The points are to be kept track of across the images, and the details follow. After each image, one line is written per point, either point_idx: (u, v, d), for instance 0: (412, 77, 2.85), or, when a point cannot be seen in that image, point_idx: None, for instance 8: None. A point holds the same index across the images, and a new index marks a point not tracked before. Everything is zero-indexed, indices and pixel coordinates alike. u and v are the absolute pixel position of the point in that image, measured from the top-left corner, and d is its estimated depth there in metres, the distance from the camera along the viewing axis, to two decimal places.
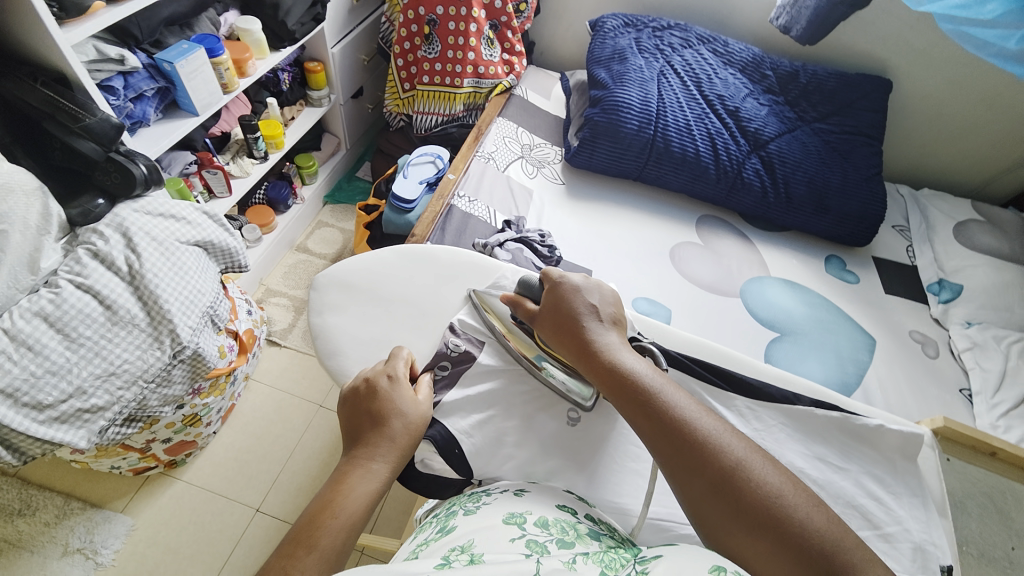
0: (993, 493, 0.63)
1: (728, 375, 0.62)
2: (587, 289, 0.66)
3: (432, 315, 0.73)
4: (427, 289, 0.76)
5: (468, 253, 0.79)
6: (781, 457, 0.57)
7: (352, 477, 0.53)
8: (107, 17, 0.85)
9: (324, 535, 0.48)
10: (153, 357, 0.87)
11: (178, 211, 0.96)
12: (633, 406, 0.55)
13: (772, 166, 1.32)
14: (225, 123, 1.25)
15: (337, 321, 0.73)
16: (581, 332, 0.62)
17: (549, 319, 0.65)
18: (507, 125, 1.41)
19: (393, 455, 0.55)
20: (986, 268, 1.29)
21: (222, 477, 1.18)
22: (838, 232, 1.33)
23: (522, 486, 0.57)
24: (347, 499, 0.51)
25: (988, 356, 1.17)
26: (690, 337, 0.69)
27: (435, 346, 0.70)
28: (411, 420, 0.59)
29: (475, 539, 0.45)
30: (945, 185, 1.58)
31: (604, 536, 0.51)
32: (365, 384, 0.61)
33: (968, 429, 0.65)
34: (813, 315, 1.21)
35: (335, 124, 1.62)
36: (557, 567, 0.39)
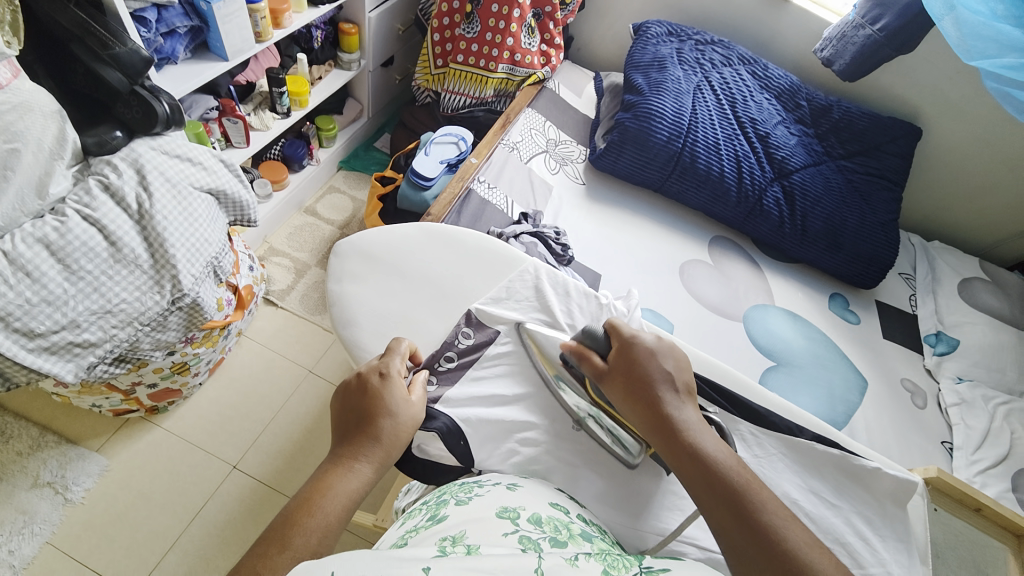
0: (974, 549, 0.63)
1: (735, 399, 0.62)
2: (660, 352, 0.59)
3: (445, 297, 0.72)
4: (443, 271, 0.75)
5: (492, 240, 0.78)
6: (776, 486, 0.57)
7: (333, 475, 0.49)
8: None
9: (298, 534, 0.44)
10: (151, 300, 0.85)
11: (195, 154, 0.93)
12: (719, 504, 0.49)
13: (793, 197, 1.32)
14: (252, 73, 1.23)
15: (349, 290, 0.72)
16: (657, 402, 0.56)
17: (623, 377, 0.58)
18: (535, 117, 1.39)
19: (377, 455, 0.51)
20: (985, 327, 1.31)
21: (203, 431, 1.17)
22: (847, 272, 1.34)
23: (515, 481, 0.56)
24: (325, 498, 0.47)
25: (974, 414, 1.19)
26: (704, 356, 0.68)
27: (444, 335, 0.69)
28: (402, 422, 0.54)
29: (468, 530, 0.45)
30: (956, 239, 1.59)
31: (595, 538, 0.50)
32: (356, 378, 0.56)
33: (958, 482, 0.66)
34: (811, 350, 1.22)
35: (361, 90, 1.59)
36: (558, 563, 0.39)
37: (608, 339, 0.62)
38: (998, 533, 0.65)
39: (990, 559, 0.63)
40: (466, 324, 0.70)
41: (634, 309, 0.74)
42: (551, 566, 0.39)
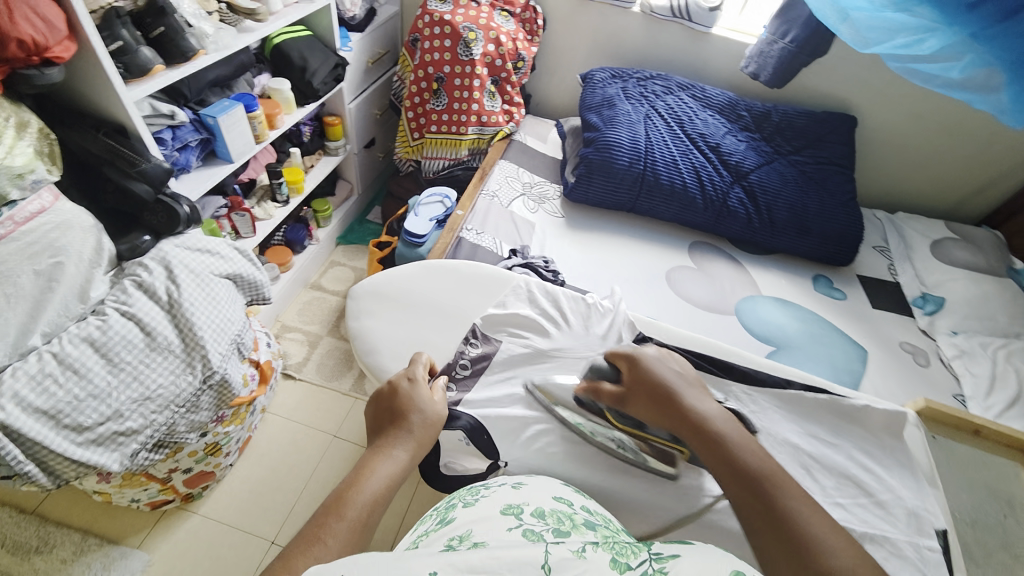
0: (986, 469, 0.67)
1: (722, 363, 0.68)
2: (667, 358, 0.65)
3: (455, 318, 0.79)
4: (451, 296, 0.82)
5: (487, 265, 0.86)
6: (778, 435, 0.62)
7: (374, 459, 0.54)
8: (166, 78, 0.98)
9: (349, 506, 0.49)
10: (185, 381, 0.93)
11: (212, 246, 1.04)
12: (736, 483, 0.53)
13: (754, 194, 1.44)
14: (252, 171, 1.33)
15: (371, 324, 0.80)
16: (674, 398, 0.60)
17: (640, 385, 0.62)
18: (509, 166, 1.54)
19: (411, 438, 0.58)
20: (965, 281, 1.37)
21: (237, 509, 1.19)
22: (821, 252, 1.43)
23: (519, 479, 0.58)
24: (370, 478, 0.52)
25: (977, 362, 1.23)
26: (689, 335, 0.75)
27: (453, 349, 0.75)
28: (429, 416, 0.60)
29: (473, 529, 0.46)
30: (919, 207, 1.70)
31: (599, 526, 0.50)
32: (387, 385, 0.63)
33: (949, 410, 0.71)
34: (805, 329, 1.28)
35: (349, 171, 1.75)
36: (566, 556, 0.40)
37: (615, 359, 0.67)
38: (1001, 450, 0.69)
39: (1000, 478, 0.66)
40: (473, 337, 0.76)
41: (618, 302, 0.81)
42: (558, 561, 0.39)
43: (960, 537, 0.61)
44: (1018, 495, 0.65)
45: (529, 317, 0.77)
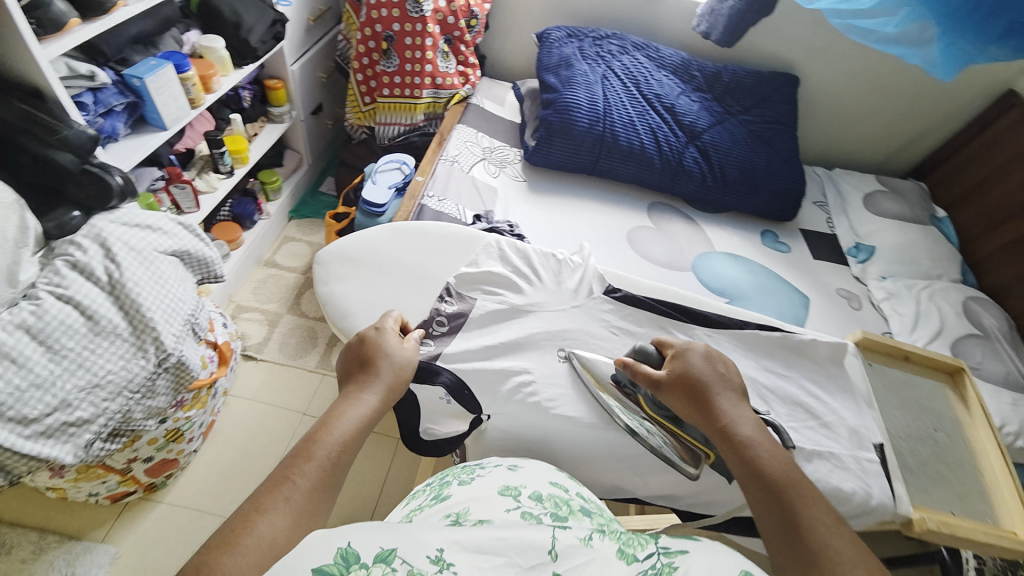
0: (915, 389, 0.76)
1: (686, 309, 0.73)
2: (712, 356, 0.64)
3: (428, 278, 0.77)
4: (423, 257, 0.80)
5: (457, 226, 0.83)
6: (737, 370, 0.68)
7: (344, 404, 0.55)
8: (83, 33, 0.88)
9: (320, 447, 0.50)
10: (138, 366, 0.87)
11: (152, 221, 0.97)
12: (763, 493, 0.53)
13: (708, 154, 1.49)
14: (189, 140, 1.23)
15: (341, 289, 0.77)
16: (709, 400, 0.60)
17: (674, 383, 0.62)
18: (467, 131, 1.51)
19: (382, 383, 0.58)
20: (893, 230, 1.50)
21: (207, 495, 1.16)
22: (769, 209, 1.53)
23: (515, 463, 0.60)
24: (339, 421, 0.53)
25: (902, 303, 1.37)
26: (655, 285, 0.78)
27: (427, 308, 0.73)
28: (398, 362, 0.61)
29: (472, 507, 0.51)
30: (854, 163, 1.82)
31: (594, 514, 0.54)
32: (357, 334, 0.64)
33: (886, 339, 0.78)
34: (755, 281, 1.37)
35: (296, 139, 1.65)
36: (572, 541, 0.45)
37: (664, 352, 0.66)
38: (924, 372, 0.78)
39: (923, 396, 0.76)
40: (446, 296, 0.75)
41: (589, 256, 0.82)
42: (563, 547, 0.44)
43: (896, 449, 0.69)
44: (939, 409, 0.75)
45: (501, 274, 0.77)
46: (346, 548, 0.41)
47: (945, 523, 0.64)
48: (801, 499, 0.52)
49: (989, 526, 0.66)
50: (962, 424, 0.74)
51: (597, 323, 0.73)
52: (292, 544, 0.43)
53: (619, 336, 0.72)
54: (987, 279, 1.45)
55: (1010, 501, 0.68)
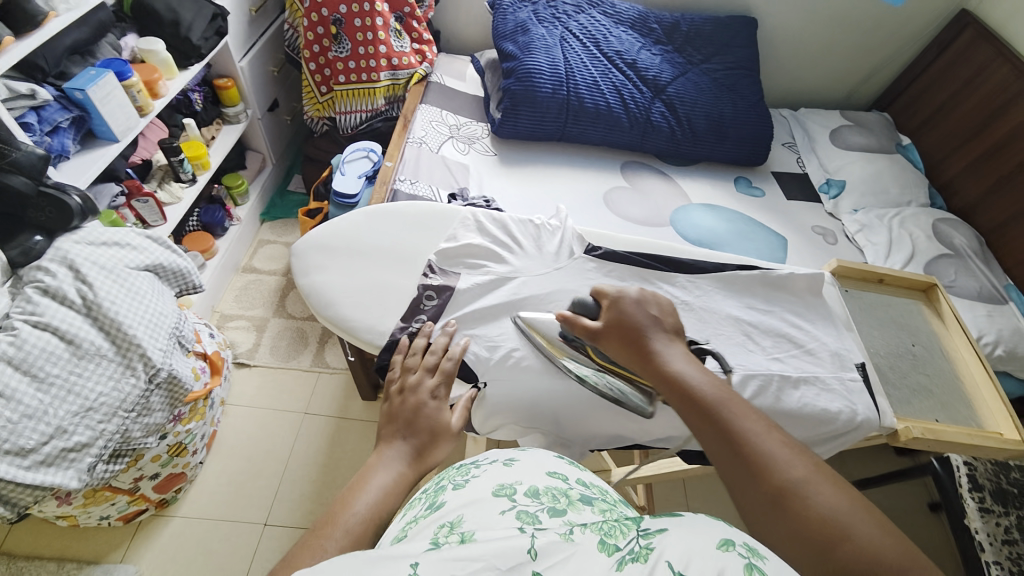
0: (891, 309, 0.79)
1: (671, 261, 0.72)
2: (647, 300, 0.65)
3: (410, 258, 0.76)
4: (403, 238, 0.79)
5: (430, 203, 0.83)
6: (722, 312, 0.69)
7: (373, 470, 0.54)
8: (17, 51, 0.82)
9: (347, 511, 0.49)
10: (128, 385, 0.87)
11: (119, 237, 0.95)
12: (701, 421, 0.55)
13: (674, 107, 1.50)
14: (144, 150, 1.20)
15: (324, 279, 0.74)
16: (645, 343, 0.60)
17: (610, 333, 0.62)
18: (431, 110, 1.48)
19: (412, 445, 0.57)
20: (861, 162, 1.53)
21: (220, 503, 1.17)
22: (739, 155, 1.55)
23: (509, 457, 0.56)
24: (367, 488, 0.52)
25: (875, 232, 1.40)
26: (633, 239, 0.79)
27: (413, 286, 0.73)
28: (436, 426, 0.59)
29: (465, 514, 0.45)
30: (818, 101, 1.83)
31: (595, 500, 0.50)
32: (393, 392, 0.62)
33: (860, 264, 0.81)
34: (732, 228, 1.41)
35: (256, 139, 1.60)
36: (553, 538, 0.40)
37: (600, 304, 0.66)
38: (899, 291, 0.81)
39: (900, 315, 0.79)
40: (430, 273, 0.75)
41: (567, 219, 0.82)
42: (544, 544, 0.39)
43: (876, 366, 0.72)
44: (914, 324, 0.78)
45: (483, 247, 0.76)
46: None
47: (931, 430, 0.67)
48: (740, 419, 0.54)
49: (977, 430, 0.70)
50: (940, 337, 0.77)
51: (583, 283, 0.73)
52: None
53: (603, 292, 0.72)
54: (955, 199, 1.49)
55: (991, 403, 0.72)
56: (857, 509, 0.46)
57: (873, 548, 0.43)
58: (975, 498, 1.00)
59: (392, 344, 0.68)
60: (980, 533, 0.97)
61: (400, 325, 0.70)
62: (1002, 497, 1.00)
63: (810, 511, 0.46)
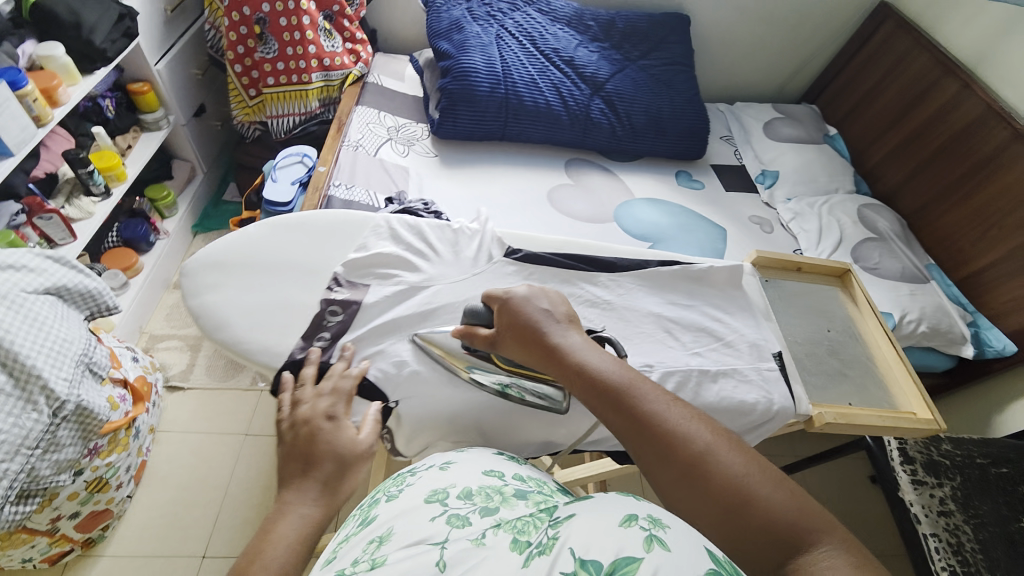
0: (809, 296, 0.82)
1: (592, 260, 0.73)
2: (537, 298, 0.63)
3: (315, 270, 0.72)
4: (308, 248, 0.73)
5: (336, 210, 0.77)
6: (641, 308, 0.71)
7: (277, 522, 0.50)
8: None
9: (258, 566, 0.46)
10: (30, 420, 0.79)
11: (16, 259, 0.86)
12: (608, 406, 0.54)
13: (613, 104, 1.51)
14: (48, 163, 1.10)
15: (217, 299, 0.68)
16: (544, 339, 0.59)
17: (510, 334, 0.61)
18: (368, 112, 1.44)
19: (320, 484, 0.54)
20: (792, 153, 1.60)
21: (152, 539, 1.10)
22: (678, 149, 1.58)
23: (450, 457, 0.59)
24: (273, 545, 0.48)
25: (807, 220, 1.46)
26: (556, 239, 0.78)
27: (315, 301, 0.69)
28: (346, 460, 0.56)
29: (393, 527, 0.46)
30: (753, 95, 1.89)
31: (530, 493, 0.52)
32: (296, 427, 0.58)
33: (779, 254, 0.83)
34: (675, 222, 1.43)
35: (182, 147, 1.51)
36: (465, 546, 0.42)
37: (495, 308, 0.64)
38: (817, 278, 0.84)
39: (817, 301, 0.81)
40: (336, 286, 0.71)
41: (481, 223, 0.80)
42: (451, 555, 0.41)
43: (794, 355, 0.75)
44: (830, 309, 0.81)
45: (394, 257, 0.73)
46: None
47: (844, 414, 0.68)
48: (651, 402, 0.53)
49: (892, 412, 0.72)
50: (853, 321, 0.80)
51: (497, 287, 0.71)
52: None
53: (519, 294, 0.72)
54: (878, 184, 1.57)
55: (904, 384, 0.75)
56: (760, 470, 0.49)
57: (777, 505, 0.46)
58: (907, 471, 1.03)
59: (294, 365, 0.65)
60: (914, 504, 1.00)
61: (301, 343, 0.66)
62: (936, 468, 1.04)
63: (718, 473, 0.48)
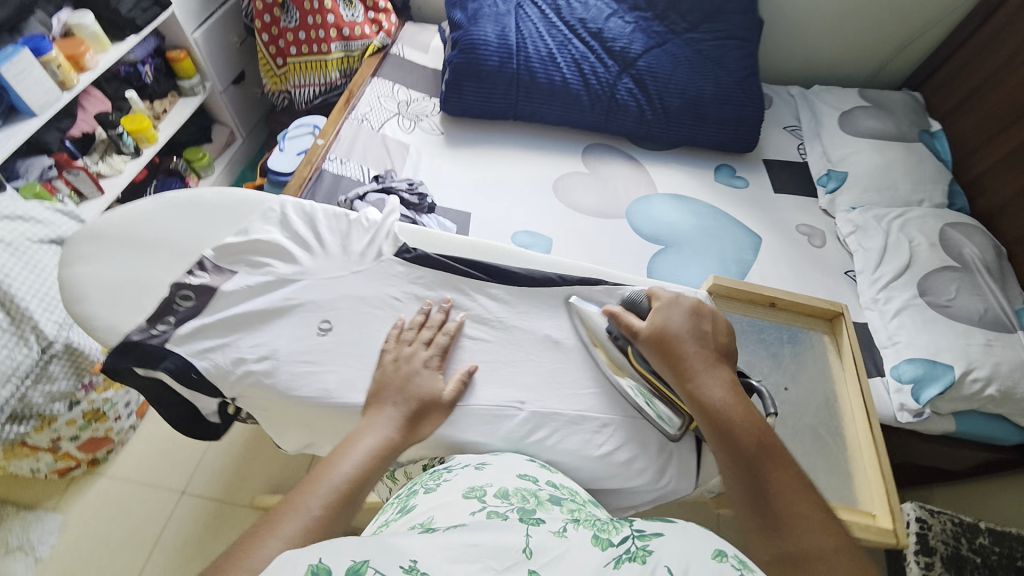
0: (777, 339, 0.77)
1: (495, 271, 0.61)
2: (700, 315, 0.57)
3: (187, 253, 0.57)
4: (187, 229, 0.59)
5: (233, 188, 0.63)
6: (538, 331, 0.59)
7: (357, 434, 0.48)
8: None
9: (326, 472, 0.45)
10: (21, 354, 0.88)
11: (28, 211, 0.96)
12: (734, 461, 0.49)
13: (644, 83, 1.34)
14: (84, 123, 1.21)
15: None
16: (693, 360, 0.53)
17: (656, 340, 0.55)
18: (382, 84, 1.40)
19: (403, 412, 0.49)
20: (870, 152, 1.29)
21: (146, 468, 1.19)
22: (722, 138, 1.36)
23: (484, 460, 0.50)
24: (346, 457, 0.46)
25: (870, 236, 1.19)
26: (465, 241, 0.64)
27: (168, 282, 0.54)
28: (431, 400, 0.51)
29: (436, 515, 0.41)
30: (839, 79, 1.57)
31: (565, 500, 0.45)
32: (388, 357, 0.52)
33: (751, 288, 0.78)
34: (698, 224, 1.23)
35: (220, 111, 1.58)
36: (547, 538, 0.37)
37: (649, 303, 0.59)
38: (792, 319, 0.78)
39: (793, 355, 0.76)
40: (200, 270, 0.56)
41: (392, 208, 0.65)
42: (540, 542, 0.37)
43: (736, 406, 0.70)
44: (799, 361, 0.76)
45: (274, 242, 0.58)
46: (317, 564, 0.33)
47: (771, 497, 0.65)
48: (772, 468, 0.48)
49: (842, 508, 0.67)
50: (829, 380, 0.74)
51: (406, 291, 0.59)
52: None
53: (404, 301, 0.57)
54: (981, 199, 1.23)
55: (870, 477, 0.68)
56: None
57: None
58: (920, 562, 0.89)
59: (122, 350, 0.50)
60: None
61: (141, 327, 0.51)
62: (958, 564, 0.89)
63: None
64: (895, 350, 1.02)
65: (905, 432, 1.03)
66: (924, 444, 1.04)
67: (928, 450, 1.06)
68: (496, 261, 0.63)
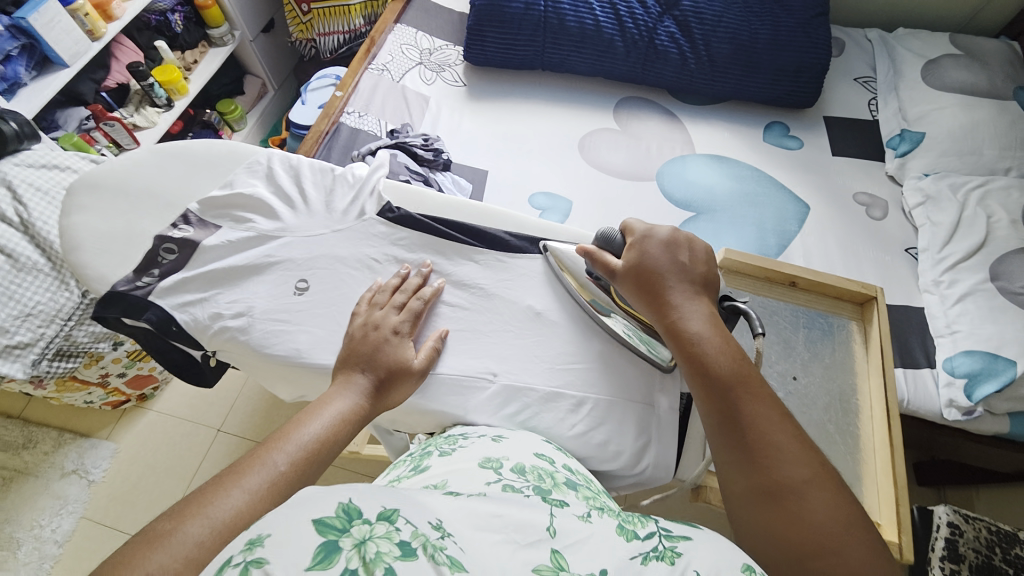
0: (794, 320, 0.72)
1: (484, 236, 0.61)
2: (674, 244, 0.54)
3: (175, 206, 0.58)
4: (177, 180, 0.60)
5: (224, 140, 0.63)
6: (521, 302, 0.58)
7: (330, 393, 0.48)
8: None
9: (294, 433, 0.45)
10: (63, 297, 0.95)
11: (64, 161, 1.02)
12: (714, 398, 0.48)
13: (688, 27, 1.20)
14: (118, 74, 1.26)
15: None
16: (668, 292, 0.52)
17: (633, 275, 0.53)
18: (405, 31, 1.32)
19: (375, 377, 0.49)
20: (956, 108, 1.10)
21: (185, 406, 1.29)
22: (776, 92, 1.20)
23: (501, 432, 0.49)
24: (309, 413, 0.47)
25: (941, 208, 1.03)
26: (449, 199, 0.64)
27: (153, 234, 0.56)
28: (405, 366, 0.50)
29: (450, 479, 0.40)
30: (930, 22, 1.33)
31: (582, 486, 0.44)
32: (360, 328, 0.52)
33: (769, 265, 0.73)
34: (739, 190, 1.12)
35: (252, 62, 1.58)
36: (573, 522, 0.34)
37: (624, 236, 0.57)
38: (809, 300, 0.73)
39: (813, 340, 0.72)
40: (184, 223, 0.57)
41: (380, 165, 0.65)
42: (564, 524, 0.34)
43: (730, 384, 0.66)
44: (816, 346, 0.72)
45: (257, 196, 0.58)
46: (348, 503, 0.30)
47: None
48: (754, 401, 0.47)
49: None
50: (850, 372, 0.70)
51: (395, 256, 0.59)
52: (247, 525, 0.38)
53: (384, 263, 0.58)
54: None
55: (880, 479, 0.63)
56: (856, 528, 0.42)
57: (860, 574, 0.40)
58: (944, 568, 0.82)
59: (109, 300, 0.52)
60: None
61: (128, 277, 0.53)
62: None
63: (800, 515, 0.42)
64: (951, 341, 0.91)
65: (949, 429, 0.94)
66: (971, 444, 0.94)
67: (975, 450, 0.96)
68: (483, 224, 0.63)
